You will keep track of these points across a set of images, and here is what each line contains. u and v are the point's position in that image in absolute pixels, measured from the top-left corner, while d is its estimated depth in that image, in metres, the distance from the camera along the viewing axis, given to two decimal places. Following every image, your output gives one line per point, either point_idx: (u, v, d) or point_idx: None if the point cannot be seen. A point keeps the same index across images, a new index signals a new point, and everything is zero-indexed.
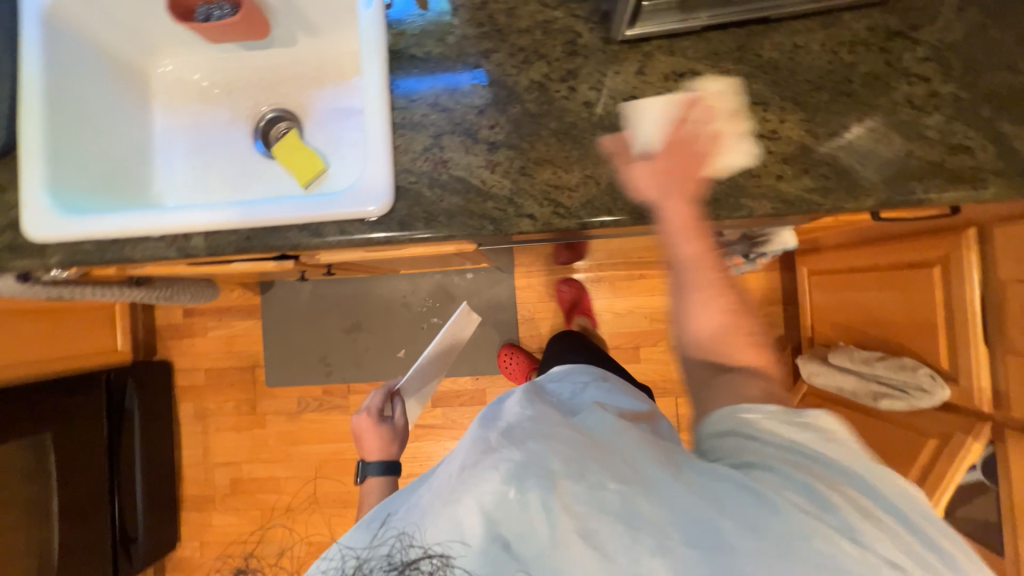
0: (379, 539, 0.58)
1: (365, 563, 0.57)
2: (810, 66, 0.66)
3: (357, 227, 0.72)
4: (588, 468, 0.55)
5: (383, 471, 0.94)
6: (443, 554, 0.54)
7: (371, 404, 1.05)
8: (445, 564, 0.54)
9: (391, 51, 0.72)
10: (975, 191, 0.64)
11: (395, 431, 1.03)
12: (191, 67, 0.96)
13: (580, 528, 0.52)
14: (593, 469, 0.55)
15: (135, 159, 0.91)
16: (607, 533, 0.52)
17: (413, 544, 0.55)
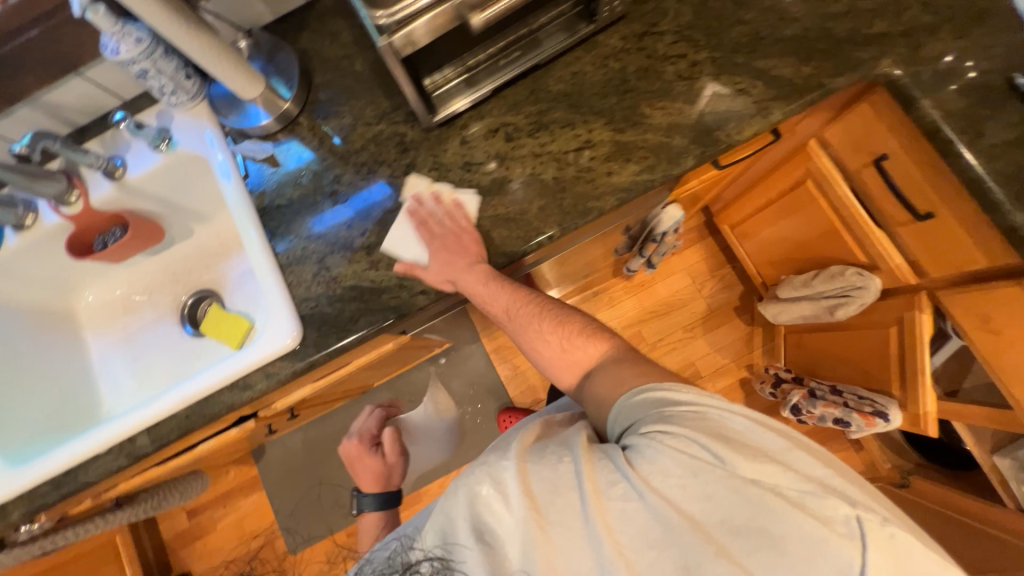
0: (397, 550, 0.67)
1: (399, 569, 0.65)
2: (592, 83, 0.78)
3: (279, 364, 0.77)
4: (548, 452, 0.67)
5: (379, 505, 0.96)
6: (445, 552, 0.63)
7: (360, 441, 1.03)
8: (447, 560, 0.62)
9: (260, 209, 0.82)
10: (764, 120, 0.74)
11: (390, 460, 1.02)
12: (110, 288, 1.05)
13: (544, 508, 0.61)
14: (547, 463, 0.65)
15: (78, 388, 0.97)
16: (567, 506, 0.61)
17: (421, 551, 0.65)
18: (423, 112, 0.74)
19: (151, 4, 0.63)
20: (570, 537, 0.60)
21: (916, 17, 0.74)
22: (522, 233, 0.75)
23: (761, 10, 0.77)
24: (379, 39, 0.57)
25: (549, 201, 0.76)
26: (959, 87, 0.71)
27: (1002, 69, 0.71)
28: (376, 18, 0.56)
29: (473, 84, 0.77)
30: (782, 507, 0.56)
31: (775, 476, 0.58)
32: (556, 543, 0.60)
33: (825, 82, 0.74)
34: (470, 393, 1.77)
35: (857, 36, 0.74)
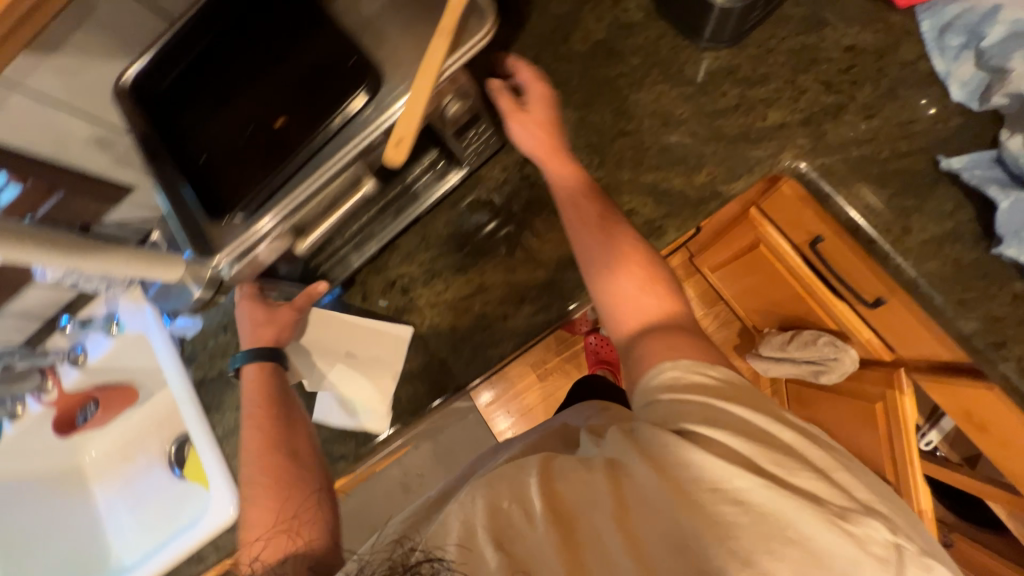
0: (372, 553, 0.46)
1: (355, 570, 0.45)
2: (479, 222, 0.76)
3: (226, 536, 0.81)
4: (576, 461, 0.45)
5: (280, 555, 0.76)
6: (438, 554, 0.41)
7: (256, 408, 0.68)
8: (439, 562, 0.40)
9: (197, 383, 0.87)
10: (657, 241, 0.69)
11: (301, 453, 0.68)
12: (108, 440, 1.16)
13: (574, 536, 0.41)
14: (573, 470, 0.45)
15: (89, 542, 1.08)
16: (597, 506, 0.42)
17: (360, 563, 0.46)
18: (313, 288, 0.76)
19: (62, 257, 0.69)
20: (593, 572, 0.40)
21: (816, 100, 0.65)
22: (427, 390, 0.75)
23: (643, 116, 0.72)
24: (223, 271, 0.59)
25: (449, 353, 0.75)
26: (872, 179, 0.62)
27: (923, 151, 0.61)
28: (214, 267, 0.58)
29: (363, 246, 0.77)
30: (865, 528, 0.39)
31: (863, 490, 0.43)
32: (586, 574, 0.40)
33: (722, 190, 0.67)
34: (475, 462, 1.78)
35: (750, 132, 0.67)
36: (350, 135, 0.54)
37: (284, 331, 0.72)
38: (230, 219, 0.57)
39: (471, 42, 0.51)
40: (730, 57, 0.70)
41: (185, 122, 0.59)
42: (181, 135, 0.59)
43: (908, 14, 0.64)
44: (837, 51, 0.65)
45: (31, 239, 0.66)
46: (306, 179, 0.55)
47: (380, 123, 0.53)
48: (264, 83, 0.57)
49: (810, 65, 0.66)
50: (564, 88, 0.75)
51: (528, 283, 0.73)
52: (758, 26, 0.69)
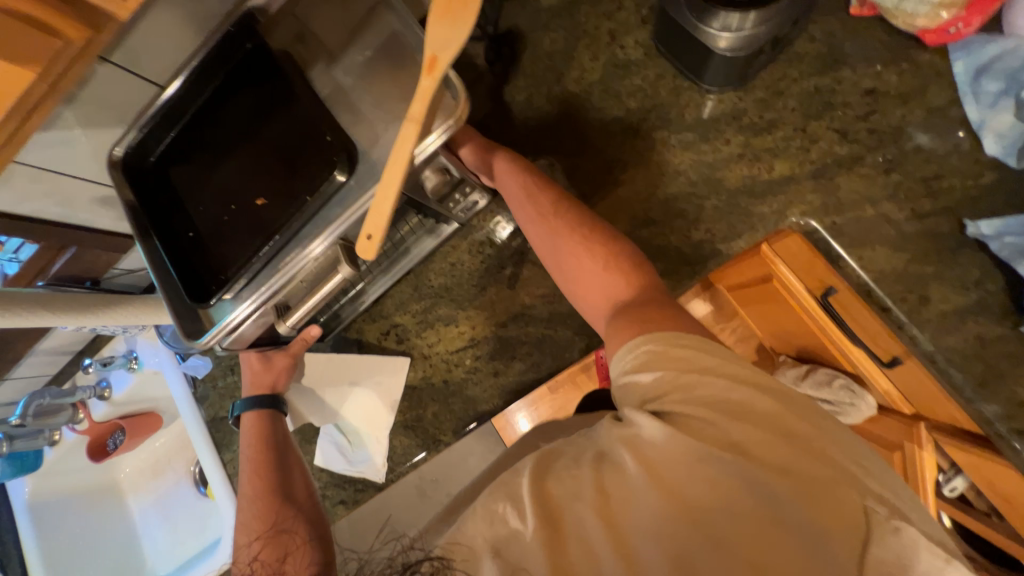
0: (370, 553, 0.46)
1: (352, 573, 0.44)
2: (470, 273, 0.75)
3: None
4: (565, 457, 0.43)
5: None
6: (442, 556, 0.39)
7: (252, 449, 0.68)
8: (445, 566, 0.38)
9: (209, 421, 0.92)
10: None
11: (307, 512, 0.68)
12: (139, 458, 1.24)
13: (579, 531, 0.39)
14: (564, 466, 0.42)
15: (127, 552, 1.17)
16: (584, 503, 0.39)
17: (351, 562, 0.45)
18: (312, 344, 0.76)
19: (81, 320, 0.75)
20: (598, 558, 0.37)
21: (829, 150, 0.60)
22: (421, 441, 0.75)
23: (639, 165, 0.68)
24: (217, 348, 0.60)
25: (442, 406, 0.75)
26: (888, 241, 0.57)
27: (947, 210, 0.56)
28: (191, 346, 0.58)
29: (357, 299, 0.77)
30: (859, 517, 0.36)
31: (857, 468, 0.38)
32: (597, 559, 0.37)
33: (722, 248, 0.63)
34: None
35: (754, 185, 0.62)
36: (326, 219, 0.52)
37: (280, 377, 0.71)
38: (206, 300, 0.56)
39: (445, 124, 0.48)
40: (735, 101, 0.64)
41: (177, 199, 0.59)
42: (175, 209, 0.59)
43: (938, 52, 0.58)
44: (854, 96, 0.60)
45: (47, 303, 0.70)
46: (291, 261, 0.54)
47: (353, 216, 0.51)
48: (249, 163, 0.56)
49: (824, 111, 0.61)
50: (557, 134, 0.71)
51: (519, 338, 0.72)
52: (766, 66, 0.63)
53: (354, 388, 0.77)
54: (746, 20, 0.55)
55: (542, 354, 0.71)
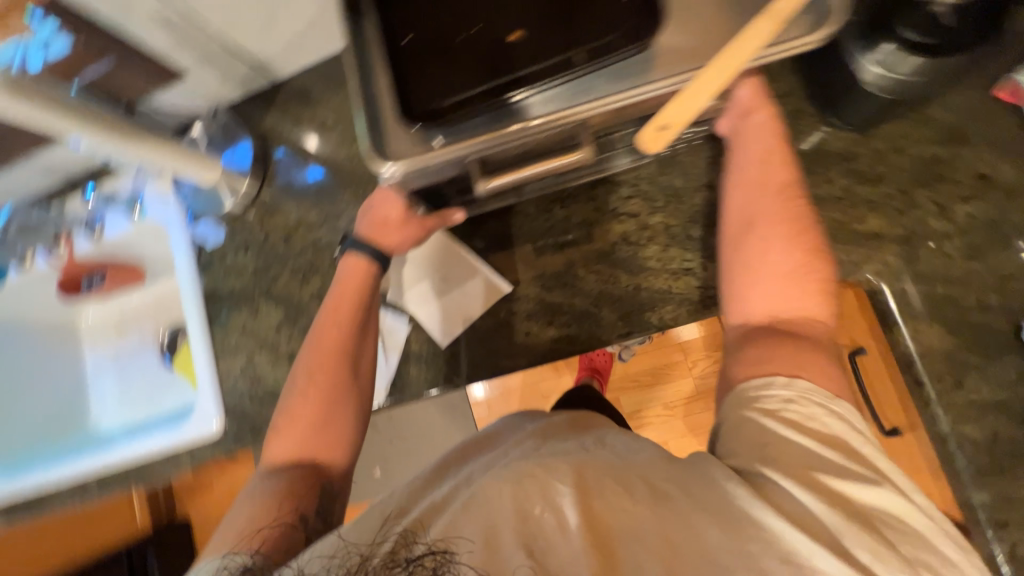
0: (381, 534, 0.40)
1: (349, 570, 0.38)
2: (531, 228, 0.72)
3: (203, 447, 0.84)
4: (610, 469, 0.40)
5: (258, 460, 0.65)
6: (446, 548, 0.37)
7: (341, 303, 0.66)
8: (449, 561, 0.36)
9: (206, 293, 0.86)
10: (705, 309, 0.66)
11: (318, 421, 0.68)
12: (107, 308, 1.17)
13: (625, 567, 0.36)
14: (614, 487, 0.39)
15: (71, 399, 1.11)
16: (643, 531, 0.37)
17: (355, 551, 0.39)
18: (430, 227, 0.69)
19: (108, 144, 0.68)
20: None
21: (922, 220, 0.61)
22: (429, 377, 0.74)
23: None
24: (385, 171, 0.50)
25: (461, 348, 0.73)
26: (946, 322, 0.59)
27: (1009, 311, 0.58)
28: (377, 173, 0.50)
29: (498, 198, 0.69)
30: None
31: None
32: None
33: None
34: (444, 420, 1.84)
35: (842, 230, 0.62)
36: (590, 88, 0.48)
37: (403, 243, 0.67)
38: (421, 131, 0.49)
39: (805, 38, 0.46)
40: (852, 143, 0.64)
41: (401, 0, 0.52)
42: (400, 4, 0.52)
43: None
44: (966, 176, 0.60)
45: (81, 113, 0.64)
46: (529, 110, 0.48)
47: (648, 88, 0.46)
48: None
49: (934, 181, 0.61)
50: None
51: (562, 306, 0.70)
52: (894, 119, 0.62)
53: (441, 281, 0.74)
54: (905, 62, 0.51)
55: (592, 322, 0.69)
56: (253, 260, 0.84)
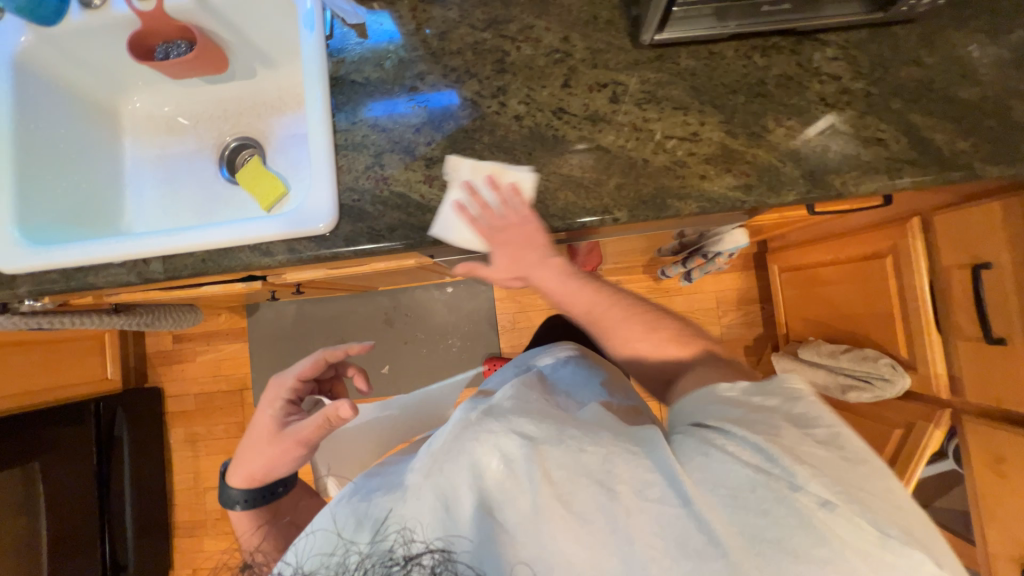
0: (379, 534, 0.50)
1: (361, 563, 0.48)
2: (726, 71, 0.69)
3: (304, 244, 0.75)
4: (568, 433, 0.53)
5: (251, 499, 0.74)
6: (442, 548, 0.49)
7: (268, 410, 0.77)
8: (446, 558, 0.48)
9: (332, 79, 0.76)
10: (891, 181, 0.66)
11: (334, 420, 0.69)
12: (158, 101, 1.01)
13: (561, 493, 0.49)
14: (568, 436, 0.53)
15: (107, 192, 0.96)
16: (590, 496, 0.49)
17: (357, 550, 0.50)
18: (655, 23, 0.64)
19: None
20: (588, 532, 0.48)
21: None
22: (589, 204, 0.69)
23: (944, 57, 0.67)
24: None
25: (628, 181, 0.69)
26: None
27: None
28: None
29: (720, 19, 0.65)
30: None
31: (837, 469, 0.47)
32: (586, 525, 0.48)
33: (978, 166, 0.65)
34: (464, 329, 1.80)
35: None
36: None
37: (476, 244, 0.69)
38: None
39: None
40: None
41: None
42: None
43: None
44: None
45: None
46: None
47: None
48: None
49: None
50: None
51: (745, 155, 0.68)
52: None
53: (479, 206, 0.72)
54: None
55: (773, 176, 0.68)
56: (399, 50, 0.75)
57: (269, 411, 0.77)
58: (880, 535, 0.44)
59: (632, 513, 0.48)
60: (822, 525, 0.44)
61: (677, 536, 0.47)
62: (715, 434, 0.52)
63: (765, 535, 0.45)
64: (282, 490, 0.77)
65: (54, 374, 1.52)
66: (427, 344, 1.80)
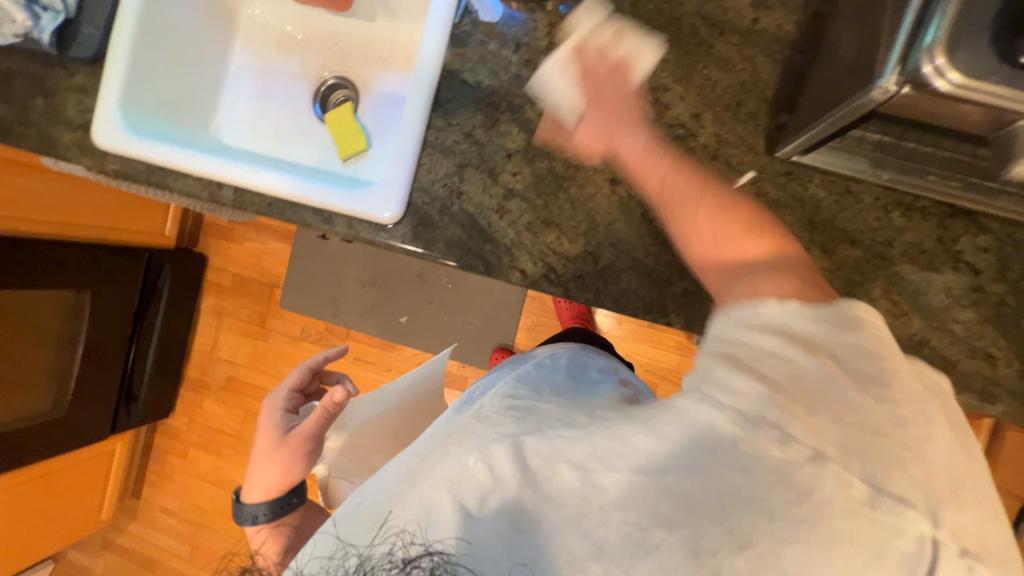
0: (382, 536, 0.50)
1: (362, 565, 0.48)
2: (855, 216, 0.62)
3: (364, 226, 0.75)
4: (543, 423, 0.50)
5: (269, 509, 0.77)
6: (443, 550, 0.47)
7: (265, 422, 0.83)
8: (446, 563, 0.46)
9: (444, 69, 0.72)
10: (980, 401, 0.59)
11: (333, 408, 0.79)
12: (276, 14, 1.00)
13: (536, 484, 0.47)
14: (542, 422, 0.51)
15: (206, 90, 0.98)
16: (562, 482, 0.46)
17: (357, 553, 0.50)
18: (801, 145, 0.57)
19: None
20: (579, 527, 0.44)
21: None
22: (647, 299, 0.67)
23: None
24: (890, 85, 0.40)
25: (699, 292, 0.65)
26: None
27: None
28: (884, 84, 0.40)
29: (877, 165, 0.57)
30: None
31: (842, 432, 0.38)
32: (568, 507, 0.45)
33: None
34: (487, 312, 1.81)
35: None
36: None
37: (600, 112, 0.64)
38: (992, 71, 0.35)
39: None
40: None
41: None
42: None
43: None
44: None
45: None
46: None
47: None
48: None
49: None
50: None
51: None
52: None
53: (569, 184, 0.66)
54: None
55: None
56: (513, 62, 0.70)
57: (268, 423, 0.83)
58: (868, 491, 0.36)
59: (620, 502, 0.43)
60: (809, 482, 0.37)
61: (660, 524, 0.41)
62: (717, 380, 0.42)
63: (756, 508, 0.38)
64: (299, 501, 0.81)
65: (117, 217, 1.65)
66: (448, 311, 1.83)
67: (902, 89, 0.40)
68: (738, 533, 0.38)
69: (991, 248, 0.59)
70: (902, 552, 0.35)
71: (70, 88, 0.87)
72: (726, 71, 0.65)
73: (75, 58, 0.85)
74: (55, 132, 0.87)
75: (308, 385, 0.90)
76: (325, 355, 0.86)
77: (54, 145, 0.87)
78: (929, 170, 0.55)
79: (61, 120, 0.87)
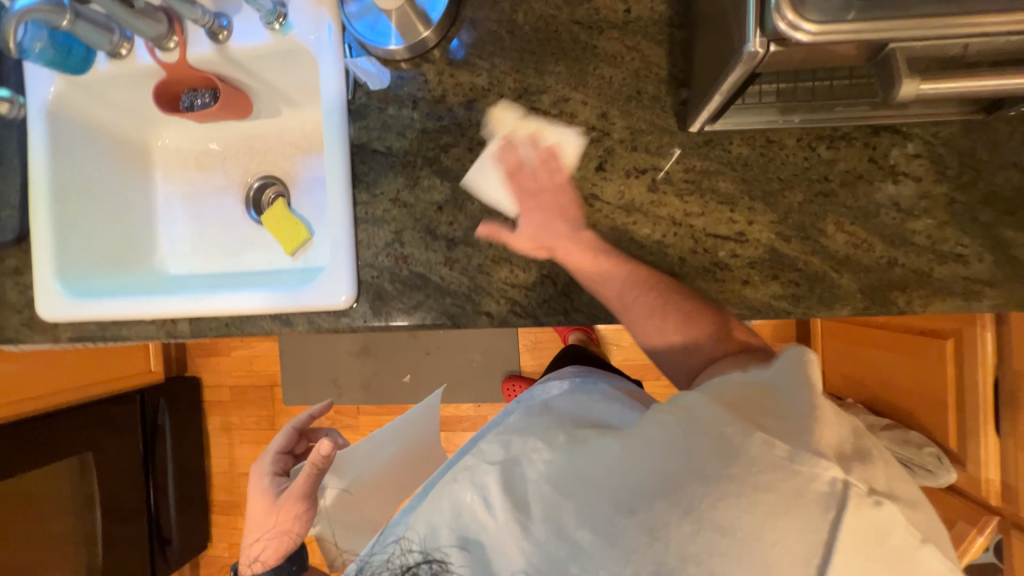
0: (388, 543, 0.57)
1: (366, 568, 0.56)
2: (784, 162, 0.61)
3: (323, 317, 0.74)
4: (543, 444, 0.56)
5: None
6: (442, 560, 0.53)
7: (254, 487, 0.79)
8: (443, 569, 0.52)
9: (353, 145, 0.72)
10: (966, 303, 0.58)
11: (320, 463, 0.72)
12: (185, 136, 1.00)
13: (530, 505, 0.52)
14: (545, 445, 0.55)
15: (141, 229, 0.97)
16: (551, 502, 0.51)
17: (359, 560, 0.58)
18: (706, 118, 0.57)
19: None
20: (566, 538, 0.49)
21: None
22: None
23: None
24: (757, 48, 0.40)
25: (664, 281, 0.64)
26: None
27: None
28: (753, 48, 0.40)
29: (786, 111, 0.57)
30: None
31: (785, 429, 0.46)
32: (555, 526, 0.50)
33: None
34: (485, 345, 1.79)
35: None
36: None
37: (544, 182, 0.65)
38: (847, 6, 0.36)
39: None
40: None
41: None
42: None
43: None
44: None
45: None
46: None
47: None
48: None
49: None
50: None
51: (798, 261, 0.61)
52: None
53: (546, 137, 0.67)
54: None
55: (830, 286, 0.61)
56: (408, 134, 0.71)
57: (257, 489, 0.78)
58: (799, 455, 0.43)
59: (591, 507, 0.48)
60: (736, 448, 0.44)
61: (622, 516, 0.46)
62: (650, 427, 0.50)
63: (695, 475, 0.45)
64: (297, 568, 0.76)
65: (97, 371, 1.61)
66: (448, 357, 1.81)
67: (770, 47, 0.40)
68: (683, 503, 0.44)
69: (924, 152, 0.59)
70: (823, 499, 0.42)
71: (5, 273, 0.87)
72: (616, 65, 0.66)
73: (0, 243, 0.86)
74: (2, 319, 0.86)
75: (296, 446, 0.85)
76: (311, 411, 0.81)
77: (5, 332, 0.86)
78: (834, 102, 0.55)
79: (5, 305, 0.86)
